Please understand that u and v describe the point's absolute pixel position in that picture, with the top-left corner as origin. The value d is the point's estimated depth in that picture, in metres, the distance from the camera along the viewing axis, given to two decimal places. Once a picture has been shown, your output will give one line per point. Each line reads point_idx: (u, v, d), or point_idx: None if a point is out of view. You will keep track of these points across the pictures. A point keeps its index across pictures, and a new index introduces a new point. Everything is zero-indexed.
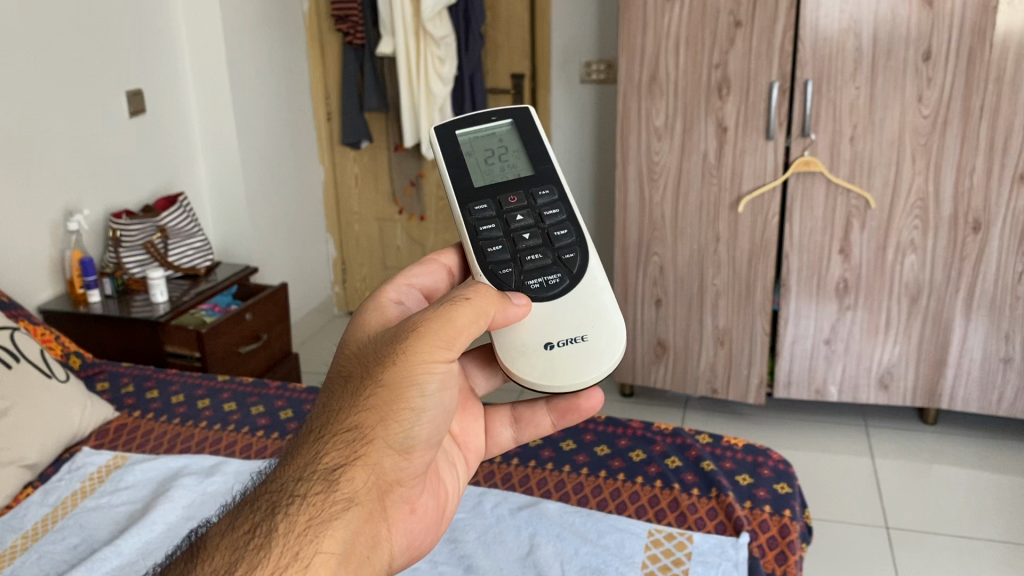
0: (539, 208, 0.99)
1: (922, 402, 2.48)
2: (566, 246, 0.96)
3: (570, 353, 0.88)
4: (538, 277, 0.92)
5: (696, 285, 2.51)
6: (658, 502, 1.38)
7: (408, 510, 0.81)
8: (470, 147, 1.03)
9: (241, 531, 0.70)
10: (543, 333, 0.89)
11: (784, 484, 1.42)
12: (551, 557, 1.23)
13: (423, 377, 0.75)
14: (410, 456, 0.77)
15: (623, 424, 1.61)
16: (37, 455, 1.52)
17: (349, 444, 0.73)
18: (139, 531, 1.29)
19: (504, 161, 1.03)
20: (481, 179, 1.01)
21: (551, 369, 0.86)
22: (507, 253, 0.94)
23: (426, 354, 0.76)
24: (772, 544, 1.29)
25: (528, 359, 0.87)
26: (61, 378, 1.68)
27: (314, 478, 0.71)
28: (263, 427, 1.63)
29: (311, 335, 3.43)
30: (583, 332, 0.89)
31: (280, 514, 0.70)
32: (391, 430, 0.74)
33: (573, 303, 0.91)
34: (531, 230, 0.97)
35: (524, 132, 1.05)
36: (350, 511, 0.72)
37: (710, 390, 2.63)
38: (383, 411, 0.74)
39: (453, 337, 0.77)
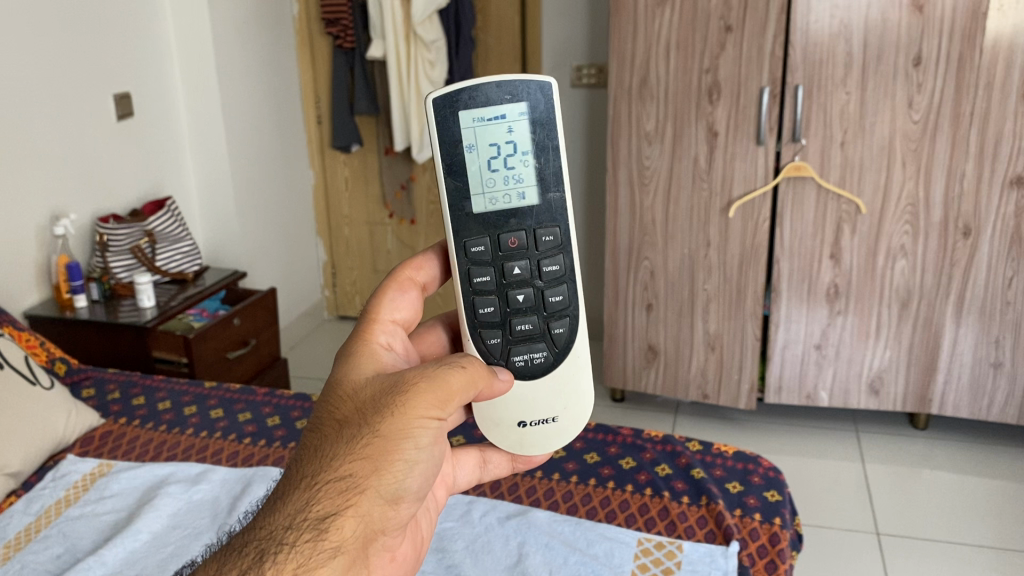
0: (538, 260, 0.96)
1: (912, 407, 2.48)
2: (557, 315, 0.96)
3: (539, 433, 0.93)
4: (525, 354, 0.93)
5: (687, 290, 2.50)
6: (648, 511, 1.37)
7: (387, 559, 0.81)
8: (473, 140, 0.93)
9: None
10: (519, 408, 0.93)
11: (774, 492, 1.42)
12: (540, 567, 1.22)
13: (418, 431, 0.76)
14: (397, 507, 0.77)
15: (613, 432, 1.61)
16: (20, 463, 1.50)
17: (342, 492, 0.72)
18: (123, 541, 1.28)
19: (509, 170, 0.95)
20: (479, 196, 0.94)
21: (518, 445, 0.92)
22: (497, 317, 0.94)
23: (422, 410, 0.76)
24: (762, 553, 1.28)
25: (500, 433, 0.92)
26: (45, 385, 1.66)
27: (304, 526, 0.70)
28: (250, 435, 1.62)
29: (300, 339, 3.41)
30: (556, 413, 0.94)
31: (269, 561, 0.69)
32: (382, 482, 0.74)
33: (554, 384, 0.94)
34: (525, 290, 0.95)
35: (537, 122, 0.95)
36: (336, 562, 0.71)
37: (701, 395, 2.62)
38: (376, 462, 0.74)
39: (447, 397, 0.78)
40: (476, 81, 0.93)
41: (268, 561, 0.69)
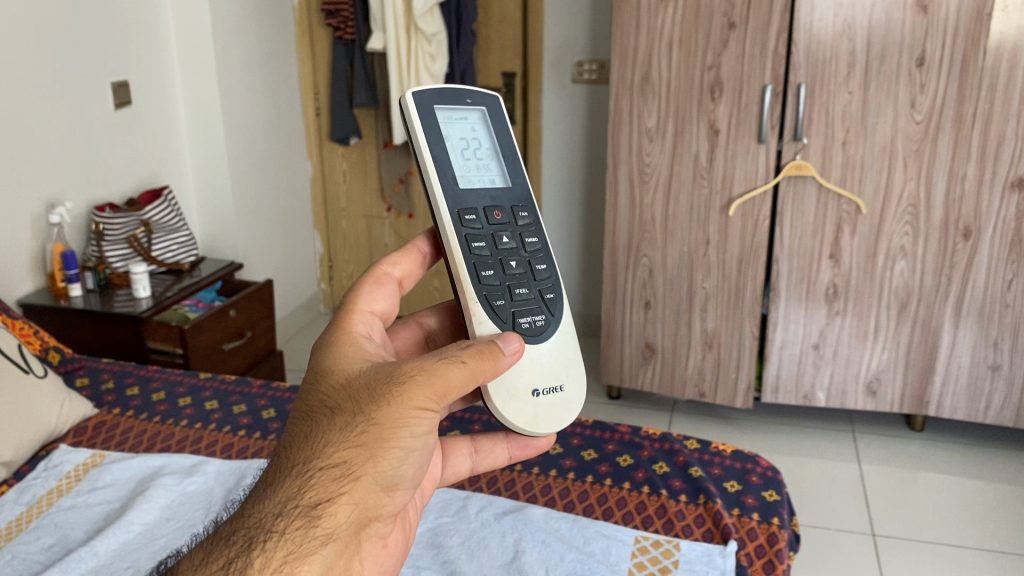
0: (520, 233, 0.97)
1: (909, 409, 2.47)
2: (545, 283, 0.96)
3: (551, 403, 0.87)
4: (529, 316, 0.91)
5: (685, 287, 2.49)
6: (646, 509, 1.36)
7: (382, 545, 0.80)
8: (447, 132, 0.97)
9: (215, 565, 0.69)
10: (530, 376, 0.87)
11: (773, 492, 1.41)
12: (536, 564, 1.21)
13: (416, 420, 0.74)
14: (393, 493, 0.76)
15: (611, 428, 1.60)
16: (13, 452, 1.49)
17: (335, 480, 0.71)
18: (115, 532, 1.27)
19: (479, 160, 0.99)
20: (462, 175, 0.96)
21: (534, 420, 0.86)
22: (498, 280, 0.91)
23: (421, 401, 0.74)
24: (760, 553, 1.27)
25: (517, 405, 0.85)
26: (39, 374, 1.65)
27: (295, 514, 0.70)
28: (245, 427, 1.60)
29: (296, 332, 3.39)
30: (561, 381, 0.89)
31: (258, 549, 0.69)
32: (377, 470, 0.73)
33: (555, 348, 0.91)
34: (516, 258, 0.95)
35: (493, 127, 1.02)
36: (328, 549, 0.71)
37: (697, 393, 2.62)
38: (371, 450, 0.73)
39: (447, 388, 0.75)
40: (442, 82, 0.99)
41: (259, 547, 0.69)
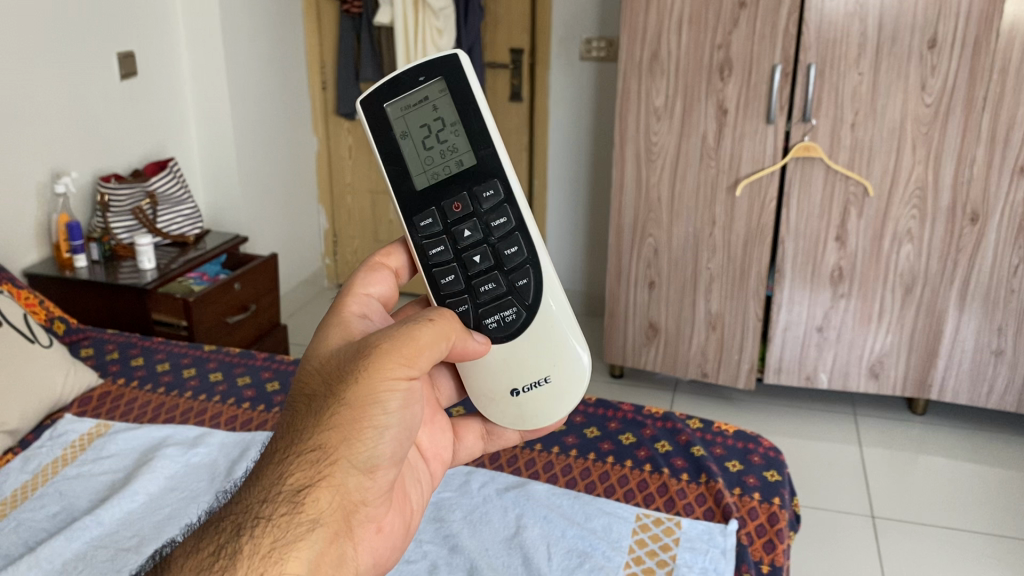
0: (486, 220, 0.94)
1: (911, 392, 2.48)
2: (519, 267, 0.93)
3: (536, 398, 0.91)
4: (495, 315, 0.92)
5: (690, 267, 2.49)
6: (647, 487, 1.36)
7: (373, 528, 0.79)
8: (404, 126, 0.94)
9: (205, 553, 0.67)
10: (507, 378, 0.91)
11: (774, 472, 1.41)
12: (537, 540, 1.22)
13: (386, 395, 0.74)
14: (374, 475, 0.75)
15: (614, 407, 1.60)
16: (18, 421, 1.50)
17: (314, 464, 0.71)
18: (119, 501, 1.28)
19: (443, 143, 0.95)
20: (422, 173, 0.95)
21: (521, 416, 0.91)
22: (461, 284, 0.93)
23: (388, 371, 0.75)
24: (760, 532, 1.28)
25: (498, 408, 0.92)
26: (44, 344, 1.65)
27: (279, 500, 0.69)
28: (249, 399, 1.61)
29: (300, 307, 3.40)
30: (546, 373, 0.91)
31: (246, 535, 0.67)
32: (356, 449, 0.73)
33: (536, 340, 0.92)
34: (481, 251, 0.93)
35: (458, 96, 0.94)
36: (316, 534, 0.70)
37: (700, 373, 2.62)
38: (346, 430, 0.73)
39: (413, 357, 0.76)
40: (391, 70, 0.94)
41: (247, 532, 0.67)
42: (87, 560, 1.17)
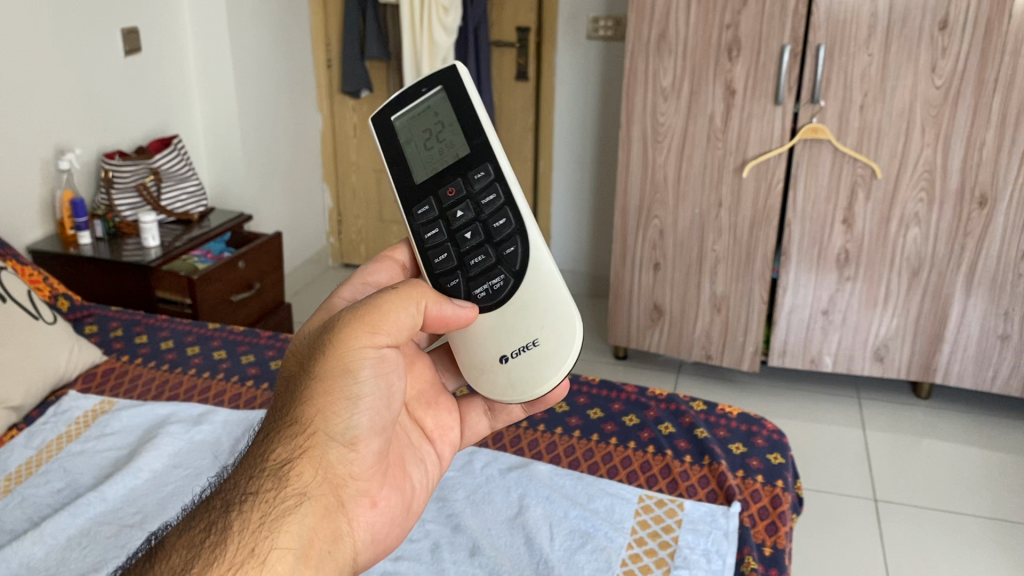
0: (476, 199, 0.95)
1: (916, 375, 2.47)
2: (506, 237, 0.93)
3: (525, 363, 0.89)
4: (484, 284, 0.92)
5: (696, 249, 2.48)
6: (650, 468, 1.36)
7: (367, 504, 0.80)
8: (407, 133, 0.98)
9: (197, 528, 0.68)
10: (497, 345, 0.91)
11: (777, 455, 1.41)
12: (540, 520, 1.22)
13: (356, 363, 0.79)
14: (357, 448, 0.78)
15: (617, 388, 1.59)
16: (22, 397, 1.50)
17: (294, 439, 0.75)
18: (124, 478, 1.28)
19: (442, 142, 0.97)
20: (422, 171, 0.98)
21: (511, 383, 0.89)
22: (453, 261, 0.94)
23: (355, 339, 0.79)
24: (763, 515, 1.27)
25: (488, 378, 0.90)
26: (48, 321, 1.65)
27: (264, 476, 0.72)
28: (253, 377, 1.61)
29: (304, 286, 3.40)
30: (534, 335, 0.89)
31: (236, 511, 0.69)
32: (333, 419, 0.77)
33: (523, 306, 0.91)
34: (471, 228, 0.94)
35: (455, 99, 0.96)
36: (304, 505, 0.72)
37: (704, 355, 2.62)
38: (321, 403, 0.76)
39: (380, 325, 0.80)
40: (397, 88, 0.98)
41: (235, 508, 0.69)
42: (91, 536, 1.18)
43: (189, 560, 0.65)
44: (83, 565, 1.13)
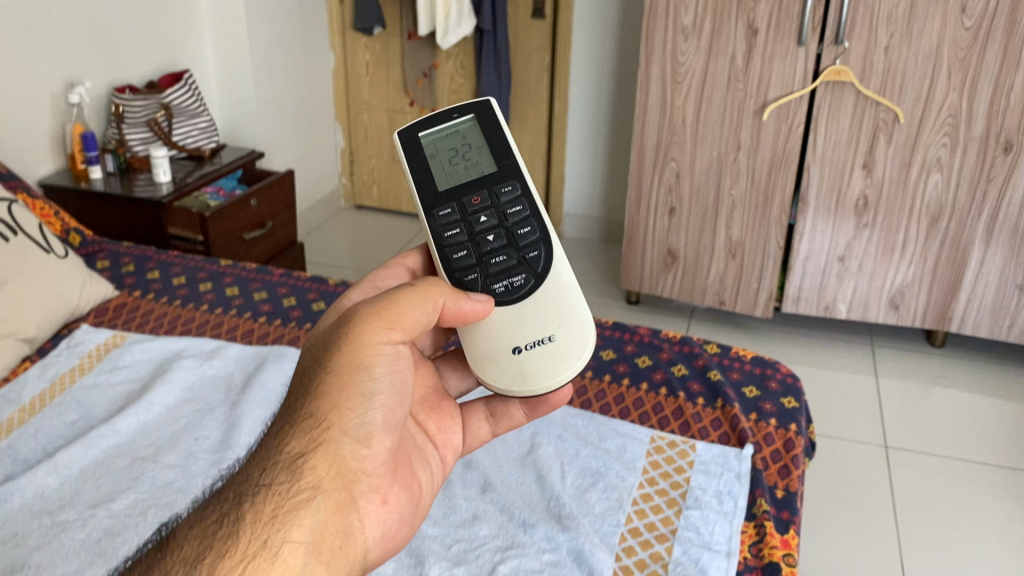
0: (502, 208, 0.96)
1: (931, 323, 2.46)
2: (530, 243, 0.93)
3: (540, 357, 0.86)
4: (504, 280, 0.91)
5: (713, 193, 2.45)
6: (662, 410, 1.36)
7: (378, 500, 0.81)
8: (434, 149, 1.00)
9: (209, 519, 0.68)
10: (511, 336, 0.88)
11: (791, 399, 1.40)
12: (551, 460, 1.22)
13: (372, 359, 0.78)
14: (369, 444, 0.79)
15: (631, 330, 1.57)
16: (36, 329, 1.50)
17: (308, 434, 0.75)
18: (136, 410, 1.29)
19: (468, 160, 1.00)
20: (446, 182, 0.98)
21: (522, 375, 0.86)
22: (473, 258, 0.92)
23: (372, 335, 0.78)
24: (775, 458, 1.27)
25: (498, 367, 0.87)
26: (59, 254, 1.64)
27: (277, 469, 0.72)
28: (265, 314, 1.60)
29: (316, 226, 3.39)
30: (551, 332, 0.88)
31: (248, 503, 0.69)
32: (347, 415, 0.77)
33: (542, 303, 0.90)
34: (495, 231, 0.94)
35: (486, 126, 1.01)
36: (316, 499, 0.72)
37: (717, 301, 2.60)
38: (336, 398, 0.76)
39: (398, 321, 0.80)
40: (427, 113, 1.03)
41: (247, 498, 0.69)
42: (105, 467, 1.19)
43: (201, 551, 0.65)
44: (98, 495, 1.15)
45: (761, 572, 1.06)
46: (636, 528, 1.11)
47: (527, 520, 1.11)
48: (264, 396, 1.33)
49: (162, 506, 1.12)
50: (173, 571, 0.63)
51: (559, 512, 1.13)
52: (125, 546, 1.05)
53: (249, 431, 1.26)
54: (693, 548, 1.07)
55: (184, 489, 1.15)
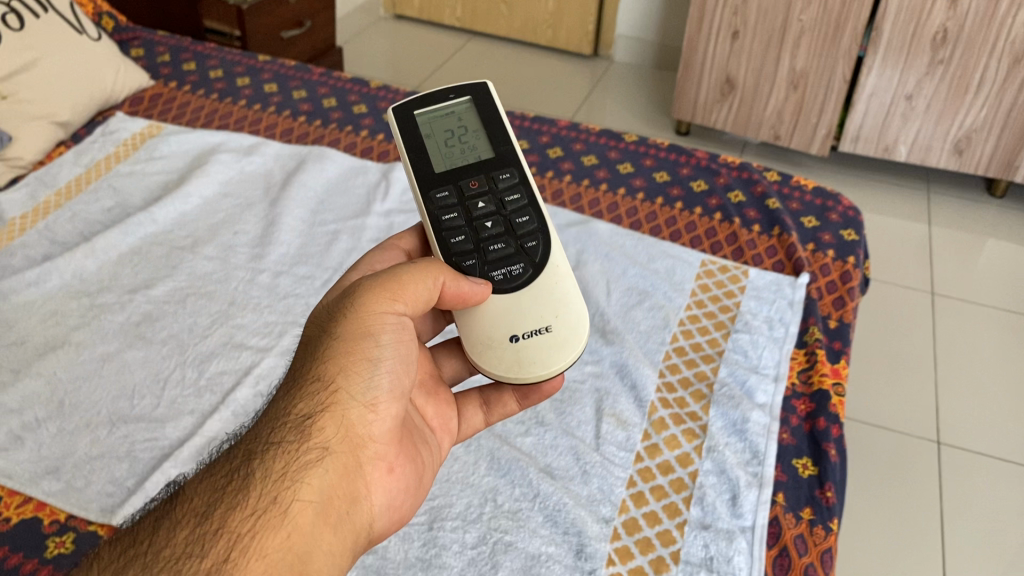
0: (499, 195, 0.84)
1: (994, 172, 2.35)
2: (530, 232, 0.82)
3: (537, 347, 0.74)
4: (502, 268, 0.79)
5: (781, 18, 2.27)
6: (715, 235, 1.29)
7: (385, 469, 0.70)
8: (429, 128, 0.88)
9: (217, 475, 0.62)
10: (504, 323, 0.75)
11: (851, 232, 1.33)
12: (597, 276, 1.18)
13: (377, 328, 0.69)
14: (378, 409, 0.69)
15: (687, 153, 1.46)
16: (70, 114, 1.45)
17: (315, 396, 0.66)
18: (174, 202, 1.25)
19: (464, 143, 0.88)
20: (443, 165, 0.86)
21: (518, 364, 0.73)
22: (470, 244, 0.80)
23: (375, 305, 0.70)
24: (831, 289, 1.21)
25: (491, 355, 0.74)
26: (92, 38, 1.56)
27: (284, 429, 0.65)
28: (305, 114, 1.53)
29: (355, 34, 3.25)
30: (548, 321, 0.75)
31: (256, 459, 0.63)
32: (354, 377, 0.68)
33: (541, 292, 0.77)
34: (493, 218, 0.82)
35: (486, 112, 0.91)
36: (323, 462, 0.64)
37: (772, 136, 2.50)
38: (341, 364, 0.67)
39: (402, 291, 0.71)
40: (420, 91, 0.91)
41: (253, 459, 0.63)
42: (143, 255, 1.17)
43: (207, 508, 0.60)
44: (136, 281, 1.13)
45: (809, 398, 1.03)
46: (681, 348, 1.07)
47: None
48: (304, 197, 1.30)
49: (200, 296, 1.10)
50: (184, 521, 0.59)
51: (603, 327, 1.09)
52: (165, 331, 1.05)
53: (288, 230, 1.23)
54: (739, 370, 1.04)
55: (223, 281, 1.13)
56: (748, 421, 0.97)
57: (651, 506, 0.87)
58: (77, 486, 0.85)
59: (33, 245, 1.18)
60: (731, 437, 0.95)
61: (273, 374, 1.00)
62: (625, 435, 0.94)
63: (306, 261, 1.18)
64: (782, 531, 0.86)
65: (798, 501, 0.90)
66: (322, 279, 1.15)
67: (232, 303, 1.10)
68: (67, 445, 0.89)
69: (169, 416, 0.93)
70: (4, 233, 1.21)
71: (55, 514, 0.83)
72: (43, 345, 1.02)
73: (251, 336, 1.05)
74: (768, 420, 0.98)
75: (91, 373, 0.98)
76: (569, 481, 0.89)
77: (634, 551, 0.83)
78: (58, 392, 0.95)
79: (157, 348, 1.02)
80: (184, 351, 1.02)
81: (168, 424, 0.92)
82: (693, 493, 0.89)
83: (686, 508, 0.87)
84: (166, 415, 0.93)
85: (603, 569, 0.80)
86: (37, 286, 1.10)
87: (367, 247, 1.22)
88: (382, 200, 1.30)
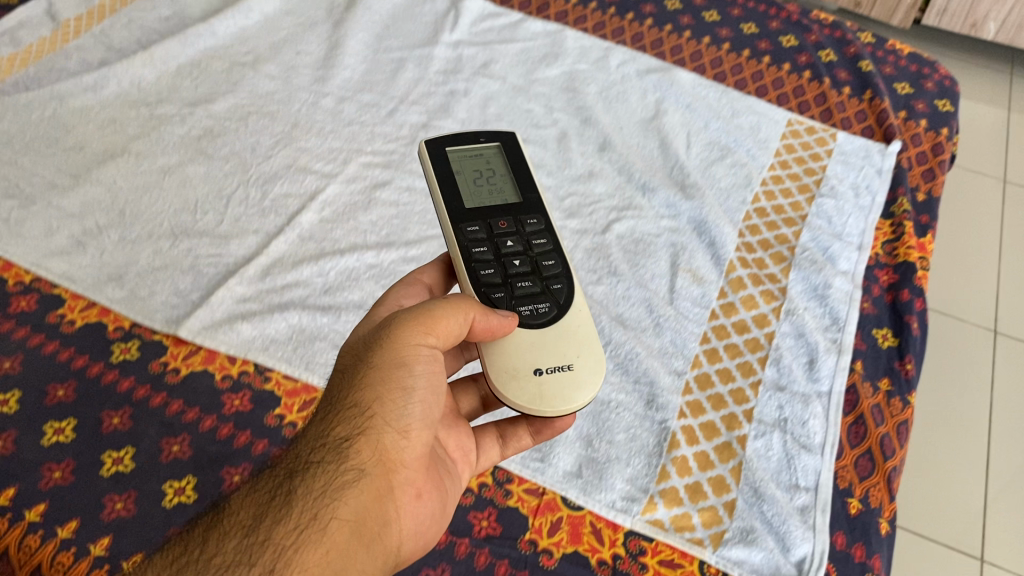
0: (525, 235, 0.69)
1: None
2: (561, 274, 0.67)
3: (561, 383, 0.59)
4: (529, 306, 0.63)
5: None
6: (803, 95, 1.21)
7: (418, 497, 0.57)
8: (455, 163, 0.73)
9: (256, 494, 0.53)
10: (521, 355, 0.60)
11: (947, 102, 1.24)
12: (676, 127, 1.12)
13: (413, 354, 0.56)
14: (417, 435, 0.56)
15: (777, 5, 1.36)
16: None
17: (351, 420, 0.54)
18: (234, 15, 1.18)
19: (492, 184, 0.73)
20: (472, 200, 0.70)
21: (544, 401, 0.58)
22: (497, 279, 0.65)
23: (407, 335, 0.56)
24: (921, 161, 1.14)
25: (507, 389, 0.59)
26: None
27: (321, 451, 0.54)
28: None
29: None
30: (572, 357, 0.61)
31: (297, 477, 0.53)
32: (390, 401, 0.55)
33: (566, 329, 0.62)
34: (521, 257, 0.67)
35: (520, 156, 0.75)
36: (357, 487, 0.53)
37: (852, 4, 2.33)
38: (377, 389, 0.55)
39: (439, 323, 0.56)
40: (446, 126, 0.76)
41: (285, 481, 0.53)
42: (201, 69, 1.11)
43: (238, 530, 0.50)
44: (196, 95, 1.07)
45: (892, 270, 0.98)
46: (762, 209, 1.02)
47: (647, 184, 1.03)
48: (369, 21, 1.22)
49: (263, 116, 1.06)
50: (231, 532, 0.51)
51: (682, 181, 1.04)
52: (227, 149, 1.00)
53: (352, 54, 1.17)
54: (822, 235, 0.99)
55: (286, 102, 1.08)
56: (830, 287, 0.93)
57: (725, 363, 0.84)
58: (141, 295, 0.82)
59: (87, 50, 1.12)
60: (811, 302, 0.91)
61: (339, 202, 0.97)
62: (701, 291, 0.90)
63: (371, 88, 1.12)
64: (859, 399, 0.83)
65: (876, 370, 0.87)
66: (388, 109, 1.10)
67: (295, 126, 1.05)
68: (129, 254, 0.87)
69: (233, 234, 0.90)
70: (57, 35, 1.14)
71: (119, 321, 0.80)
72: (101, 152, 0.98)
73: (315, 160, 1.01)
74: (851, 288, 0.93)
75: (152, 185, 0.95)
76: (642, 331, 0.86)
77: (706, 406, 0.80)
78: (119, 201, 0.92)
79: (219, 165, 0.98)
80: (247, 170, 0.98)
81: (232, 241, 0.89)
82: (769, 354, 0.85)
83: (761, 368, 0.84)
84: (230, 234, 0.90)
85: (675, 421, 0.78)
86: (94, 92, 1.05)
87: (434, 79, 1.15)
88: (450, 31, 1.22)
